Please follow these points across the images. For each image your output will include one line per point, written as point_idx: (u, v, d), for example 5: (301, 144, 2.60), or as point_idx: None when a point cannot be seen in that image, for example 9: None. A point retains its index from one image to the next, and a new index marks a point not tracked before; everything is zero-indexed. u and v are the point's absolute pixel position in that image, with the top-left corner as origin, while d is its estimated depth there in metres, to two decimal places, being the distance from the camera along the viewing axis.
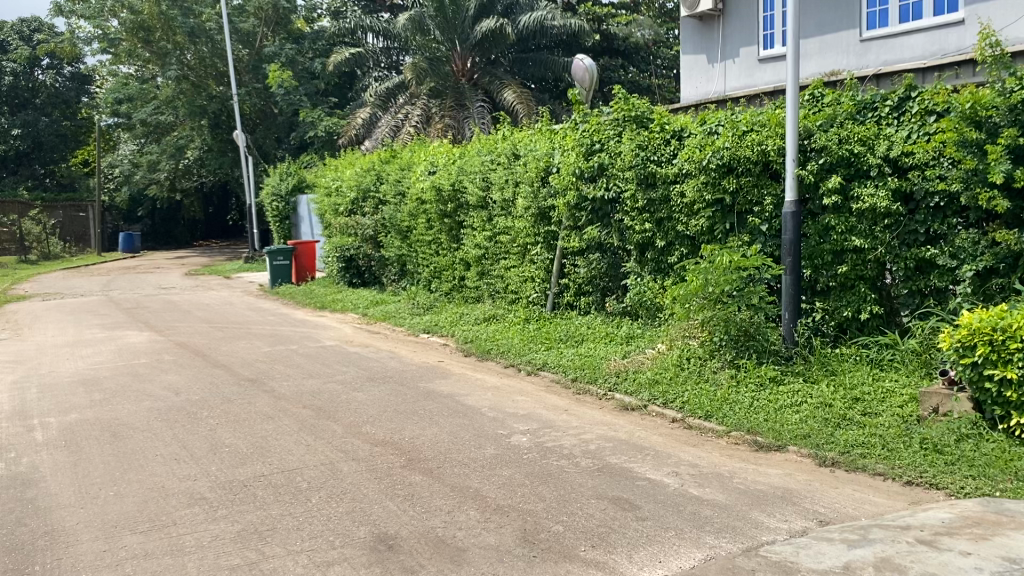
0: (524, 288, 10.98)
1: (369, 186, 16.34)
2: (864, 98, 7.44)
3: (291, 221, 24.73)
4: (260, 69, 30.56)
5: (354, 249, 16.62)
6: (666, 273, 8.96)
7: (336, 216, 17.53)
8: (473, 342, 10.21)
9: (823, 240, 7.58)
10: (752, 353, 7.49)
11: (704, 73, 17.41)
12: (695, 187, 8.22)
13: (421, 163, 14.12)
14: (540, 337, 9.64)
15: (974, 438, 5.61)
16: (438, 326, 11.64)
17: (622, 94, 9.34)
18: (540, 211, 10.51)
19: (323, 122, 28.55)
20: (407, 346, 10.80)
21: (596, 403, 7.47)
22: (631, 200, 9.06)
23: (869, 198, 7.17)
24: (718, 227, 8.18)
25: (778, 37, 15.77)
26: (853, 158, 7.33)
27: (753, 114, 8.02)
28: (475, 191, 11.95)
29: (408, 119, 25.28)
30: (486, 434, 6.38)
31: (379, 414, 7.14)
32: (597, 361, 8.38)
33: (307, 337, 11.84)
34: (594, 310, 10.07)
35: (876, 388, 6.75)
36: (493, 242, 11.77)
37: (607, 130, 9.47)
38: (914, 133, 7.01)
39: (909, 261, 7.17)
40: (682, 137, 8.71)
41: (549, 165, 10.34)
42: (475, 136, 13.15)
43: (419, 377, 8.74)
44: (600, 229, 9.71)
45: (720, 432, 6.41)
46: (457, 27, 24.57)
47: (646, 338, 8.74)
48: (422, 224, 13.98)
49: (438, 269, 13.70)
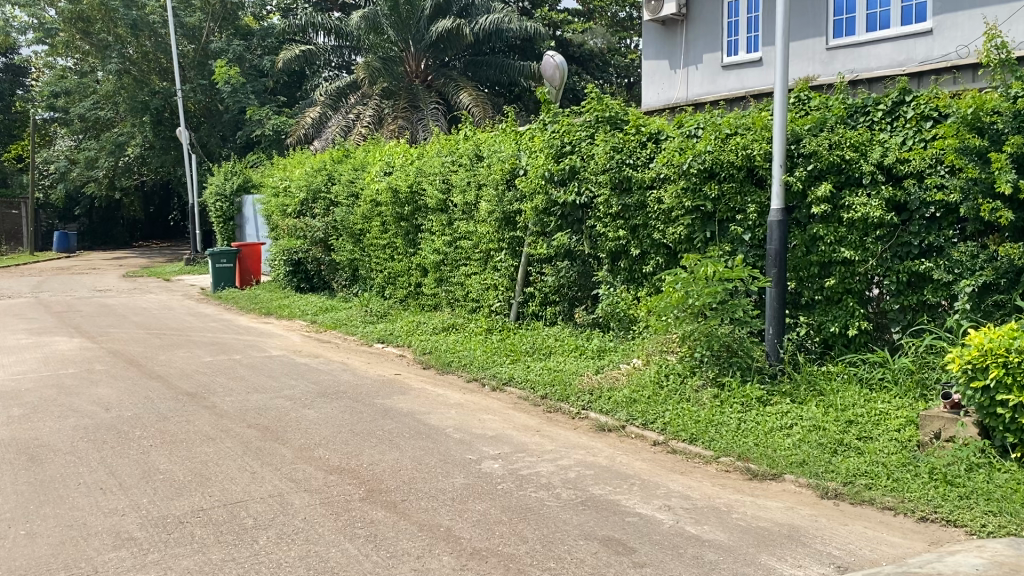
0: (486, 297, 10.42)
1: (320, 186, 15.59)
2: (855, 102, 7.07)
3: (235, 222, 23.78)
4: (205, 66, 29.50)
5: (302, 253, 15.83)
6: (641, 283, 8.48)
7: (284, 217, 16.72)
8: (432, 353, 9.60)
9: (810, 251, 7.16)
10: (736, 371, 7.02)
11: (666, 79, 17.00)
12: (674, 192, 7.74)
13: (376, 164, 13.45)
14: (505, 349, 9.06)
15: (986, 468, 5.20)
16: (394, 336, 10.98)
17: (595, 94, 8.83)
18: (505, 215, 9.97)
19: (270, 122, 27.61)
20: (361, 357, 10.14)
21: (570, 423, 6.91)
22: (605, 206, 8.55)
23: (861, 207, 6.76)
24: (698, 235, 7.71)
25: (742, 44, 15.51)
26: (843, 165, 6.91)
27: (737, 117, 7.56)
28: (434, 193, 11.37)
29: (359, 119, 24.48)
30: (453, 460, 5.78)
31: (333, 435, 6.48)
32: (568, 377, 7.82)
33: (252, 346, 11.08)
34: (561, 321, 9.54)
35: (869, 410, 6.31)
36: (453, 248, 11.20)
37: (578, 131, 8.96)
38: (910, 139, 6.63)
39: (902, 275, 6.74)
40: (658, 140, 8.25)
41: (515, 167, 9.81)
42: (434, 136, 12.53)
43: (374, 392, 8.08)
44: (570, 235, 9.21)
45: (708, 458, 5.90)
46: (412, 27, 23.92)
47: (620, 352, 8.23)
48: (376, 227, 13.32)
49: (393, 275, 13.05)
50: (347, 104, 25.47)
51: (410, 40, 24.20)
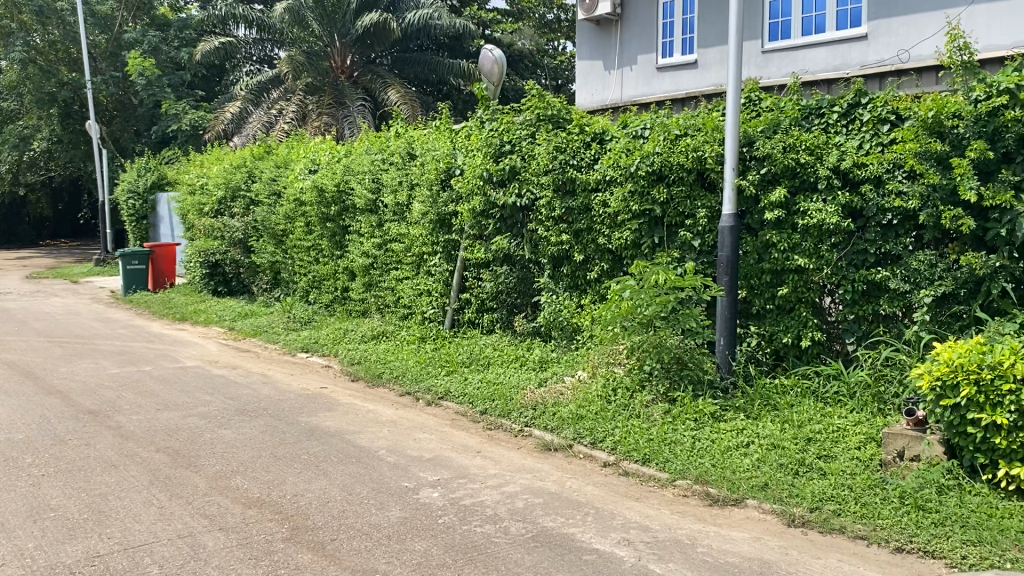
0: (419, 303, 9.88)
1: (239, 184, 14.77)
2: (809, 103, 6.78)
3: (149, 221, 22.63)
4: (118, 57, 28.13)
5: (220, 254, 14.95)
6: (585, 290, 8.07)
7: (200, 217, 15.82)
8: (361, 363, 9.00)
9: (762, 258, 6.85)
10: (688, 384, 6.62)
11: (600, 79, 16.68)
12: (621, 195, 7.35)
13: (300, 161, 12.75)
14: (440, 360, 8.53)
15: (956, 491, 4.91)
16: (319, 344, 10.32)
17: (536, 90, 8.37)
18: (440, 217, 9.47)
19: (188, 116, 26.41)
20: (283, 368, 9.47)
21: (513, 442, 6.43)
22: (547, 209, 8.12)
23: (817, 213, 6.46)
24: (645, 241, 7.33)
25: (677, 46, 15.30)
26: (798, 169, 6.60)
27: (686, 117, 7.17)
28: (363, 193, 10.78)
29: (282, 115, 23.52)
30: (388, 489, 5.23)
31: (253, 461, 5.85)
32: (509, 391, 7.33)
33: (164, 356, 10.27)
34: (500, 329, 9.08)
35: (827, 426, 5.99)
36: (383, 251, 10.62)
37: (518, 130, 8.49)
38: (866, 143, 6.37)
39: (858, 284, 6.47)
40: (603, 141, 7.87)
41: (450, 166, 9.33)
42: (362, 132, 11.92)
43: (298, 409, 7.46)
44: (509, 239, 8.74)
45: (663, 481, 5.49)
46: (338, 22, 23.28)
47: (563, 364, 7.79)
48: (300, 228, 12.62)
49: (319, 279, 12.36)
50: (269, 99, 24.49)
51: (335, 34, 23.48)
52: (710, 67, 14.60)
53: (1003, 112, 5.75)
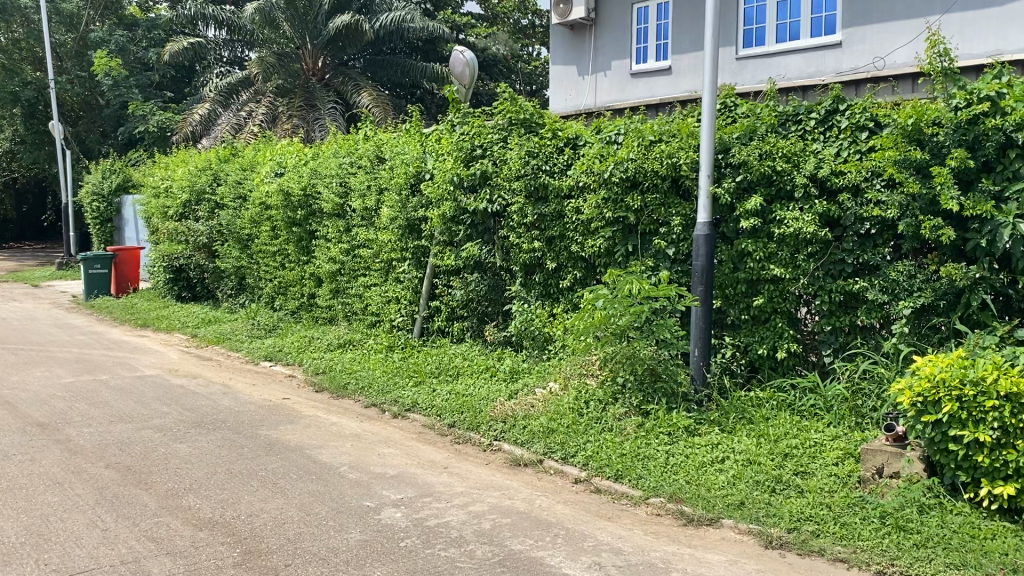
0: (387, 310, 9.63)
1: (204, 187, 14.43)
2: (786, 110, 6.62)
3: (114, 224, 22.15)
4: (84, 56, 27.63)
5: (184, 259, 14.59)
6: (557, 299, 7.86)
7: (164, 220, 15.44)
8: (326, 374, 8.74)
9: (738, 268, 6.68)
10: (662, 397, 6.41)
11: (574, 85, 16.51)
12: (594, 202, 7.16)
13: (266, 164, 12.46)
14: (407, 370, 8.28)
15: (937, 510, 4.75)
16: (283, 353, 10.03)
17: (509, 94, 8.18)
18: (409, 222, 9.24)
19: (155, 117, 25.92)
20: (245, 378, 9.18)
21: (481, 457, 6.20)
22: (518, 215, 7.91)
23: (794, 222, 6.30)
24: (619, 249, 7.15)
25: (651, 52, 15.14)
26: (774, 176, 6.44)
27: (661, 123, 6.99)
28: (331, 197, 10.52)
29: (251, 117, 23.12)
30: (348, 509, 4.98)
31: (207, 478, 5.57)
32: (478, 403, 7.10)
33: (122, 364, 9.92)
34: (470, 338, 8.85)
35: (804, 441, 5.82)
36: (351, 257, 10.36)
37: (490, 134, 8.29)
38: (844, 150, 6.22)
39: (835, 295, 6.32)
40: (577, 146, 7.68)
41: (420, 171, 9.12)
42: (331, 136, 11.67)
43: (258, 422, 7.18)
44: (480, 246, 8.52)
45: (636, 499, 5.29)
46: (310, 23, 22.91)
47: (535, 375, 7.57)
48: (266, 233, 12.32)
49: (284, 285, 12.07)
50: (238, 102, 24.09)
51: (307, 36, 23.08)
52: (684, 73, 14.48)
53: (984, 120, 5.63)
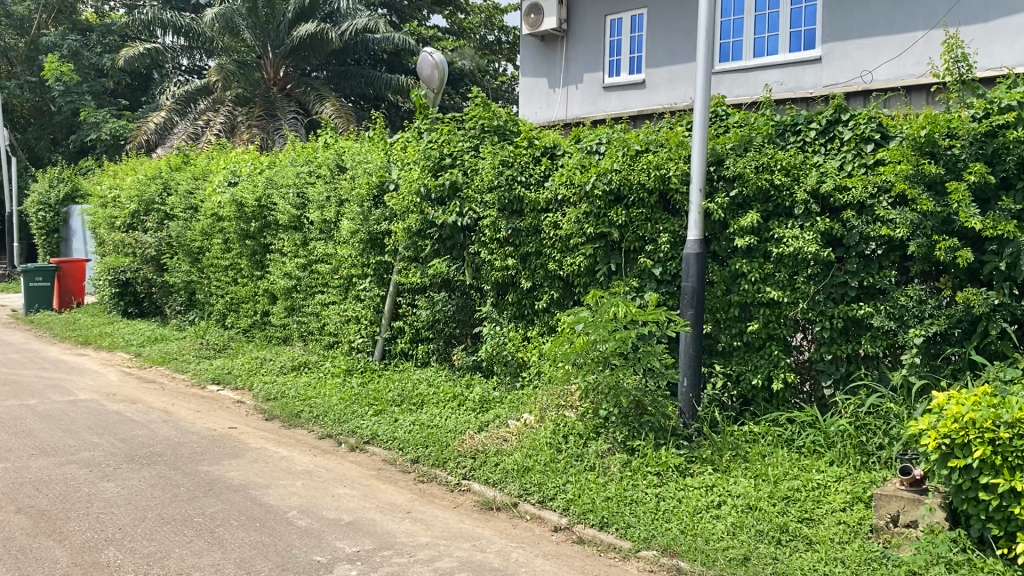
0: (346, 331, 8.95)
1: (153, 197, 13.62)
2: (784, 119, 6.11)
3: (61, 235, 21.15)
4: (35, 61, 26.73)
5: (130, 272, 13.78)
6: (531, 321, 7.25)
7: (110, 231, 14.60)
8: (278, 400, 8.05)
9: (730, 290, 6.13)
10: (649, 432, 5.79)
11: (544, 98, 15.97)
12: (574, 217, 6.58)
13: (219, 173, 11.76)
14: (367, 397, 7.61)
15: (967, 568, 4.19)
16: (232, 376, 9.30)
17: (481, 98, 7.57)
18: (371, 236, 8.60)
19: (108, 124, 24.95)
20: (189, 403, 8.43)
21: (448, 499, 5.54)
22: (490, 229, 7.30)
23: (793, 241, 5.76)
24: (601, 268, 6.56)
25: (625, 64, 14.65)
26: (772, 191, 5.91)
27: (648, 131, 6.43)
28: (286, 209, 9.87)
29: (209, 126, 22.28)
30: (296, 566, 4.30)
31: (133, 527, 4.83)
32: (445, 435, 6.44)
33: (55, 387, 9.09)
34: (435, 362, 8.21)
35: (807, 482, 5.24)
36: (308, 272, 9.68)
37: (460, 141, 7.68)
38: (848, 164, 5.73)
39: (837, 321, 5.79)
40: (554, 156, 7.10)
41: (384, 181, 8.49)
42: (288, 144, 11.00)
43: (199, 456, 6.44)
44: (448, 262, 7.89)
45: (625, 551, 4.67)
46: (271, 32, 22.18)
47: (507, 404, 6.94)
48: (218, 246, 11.58)
49: (236, 301, 11.34)
50: (196, 111, 23.21)
51: (268, 45, 22.41)
52: (659, 87, 14.02)
53: (1004, 132, 5.18)
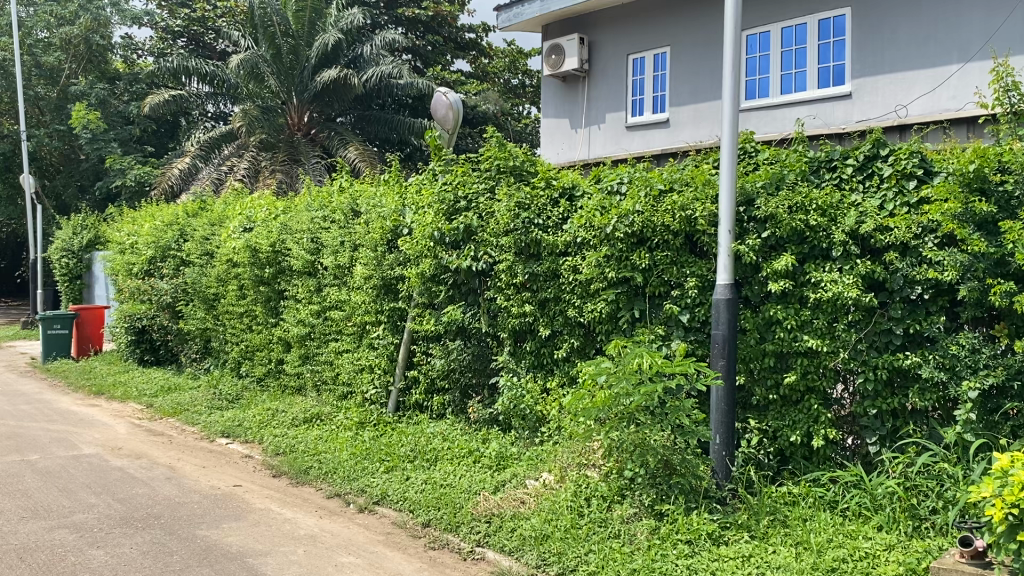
0: (359, 381, 8.57)
1: (170, 243, 13.47)
2: (817, 155, 5.72)
3: (83, 281, 21.12)
4: (64, 110, 27.12)
5: (147, 319, 13.60)
6: (551, 371, 6.83)
7: (128, 277, 14.43)
8: (286, 455, 7.68)
9: (764, 338, 5.69)
10: (679, 495, 5.32)
11: (565, 138, 15.67)
12: (595, 260, 6.19)
13: (235, 218, 11.56)
14: (378, 453, 7.21)
15: None
16: (243, 428, 8.94)
17: (496, 138, 7.21)
18: (385, 282, 8.27)
19: (133, 171, 25.07)
20: (195, 458, 8.08)
21: (459, 569, 5.11)
22: (507, 274, 6.95)
23: (831, 285, 5.34)
24: (623, 315, 6.15)
25: (648, 103, 14.34)
26: (807, 232, 5.50)
27: (672, 169, 6.05)
28: (301, 254, 9.60)
29: (232, 171, 22.26)
30: None
31: None
32: (458, 496, 6.02)
33: (59, 440, 8.79)
34: (451, 414, 7.80)
35: (855, 551, 4.73)
36: (322, 319, 9.35)
37: (475, 183, 7.35)
38: (888, 203, 5.32)
39: (882, 372, 5.34)
40: (573, 197, 6.75)
41: (398, 225, 8.17)
42: (304, 188, 10.77)
43: (198, 519, 6.08)
44: (463, 309, 7.54)
45: None
46: (296, 78, 22.26)
47: (525, 462, 6.50)
48: (232, 293, 11.32)
49: (251, 349, 11.04)
50: (220, 156, 23.26)
51: (293, 90, 22.43)
52: (683, 126, 13.69)
53: None
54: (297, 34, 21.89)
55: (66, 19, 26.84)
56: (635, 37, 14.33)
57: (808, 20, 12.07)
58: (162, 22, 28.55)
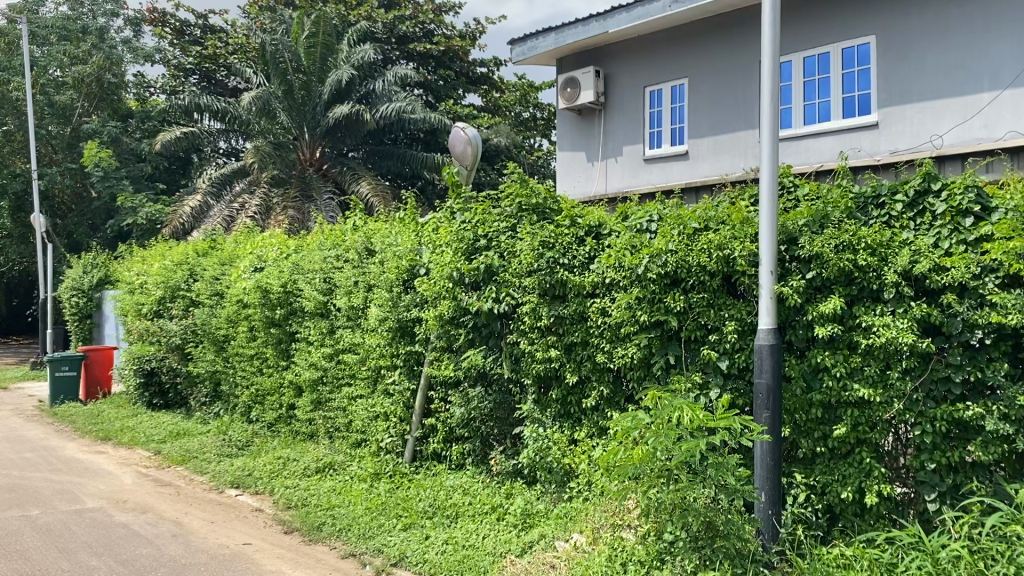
0: (374, 429, 8.19)
1: (179, 283, 13.19)
2: (863, 191, 5.36)
3: (93, 320, 20.89)
4: (76, 148, 27.15)
5: (156, 361, 13.30)
6: (579, 420, 6.45)
7: (137, 317, 14.15)
8: (299, 510, 7.29)
9: (811, 387, 5.30)
10: (724, 560, 4.88)
11: (582, 171, 15.36)
12: (625, 302, 5.83)
13: (245, 258, 11.27)
14: (394, 509, 6.81)
15: None
16: (253, 478, 8.56)
17: (518, 174, 6.87)
18: (401, 324, 7.93)
19: (145, 209, 24.95)
20: (204, 512, 7.68)
21: None
22: (530, 317, 6.58)
23: (884, 330, 4.96)
24: (657, 361, 5.78)
25: (666, 135, 14.05)
26: (855, 273, 5.13)
27: (707, 206, 5.70)
28: (313, 295, 9.28)
29: (244, 208, 22.07)
30: None
31: None
32: (482, 560, 5.64)
33: (62, 492, 8.43)
34: (471, 465, 7.40)
35: None
36: (335, 362, 9.00)
37: (495, 221, 7.00)
38: (944, 241, 4.95)
39: (941, 424, 4.93)
40: (600, 236, 6.41)
41: (414, 265, 7.83)
42: (316, 226, 10.47)
43: None
44: (484, 353, 7.18)
45: None
46: (308, 113, 22.14)
47: (553, 521, 6.10)
48: (243, 334, 11.00)
49: (262, 393, 10.68)
50: (231, 193, 23.10)
51: (305, 126, 22.30)
52: (703, 158, 13.38)
53: None
54: (309, 70, 21.90)
55: (79, 58, 26.93)
56: (652, 68, 14.06)
57: (830, 50, 11.79)
58: (174, 60, 28.60)
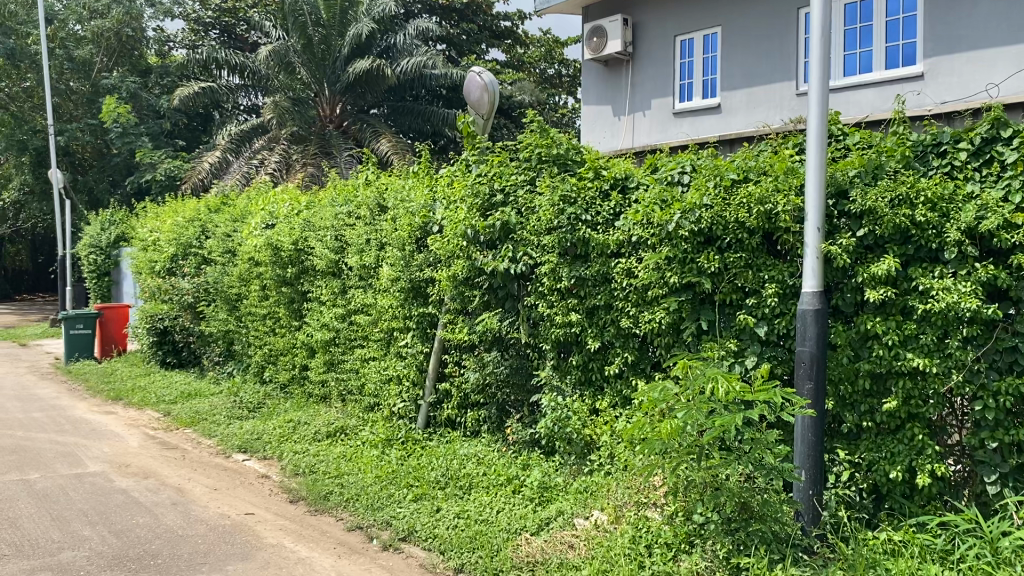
0: (385, 394, 7.80)
1: (191, 240, 12.82)
2: (921, 138, 4.81)
3: (111, 277, 20.71)
4: (95, 103, 26.80)
5: (169, 320, 13.01)
6: (601, 388, 6.01)
7: (150, 275, 13.83)
8: (305, 478, 6.94)
9: (858, 356, 4.81)
10: (760, 545, 4.44)
11: (608, 126, 14.74)
12: (654, 263, 5.34)
13: (256, 214, 10.86)
14: (403, 479, 6.42)
15: None
16: (262, 443, 8.22)
17: (538, 123, 6.34)
18: (413, 284, 7.49)
19: (163, 165, 24.60)
20: (208, 478, 7.35)
21: None
22: (550, 278, 6.12)
23: (943, 294, 4.44)
24: (687, 326, 5.31)
25: (697, 87, 13.39)
26: (911, 230, 4.60)
27: (747, 155, 5.17)
28: (325, 253, 8.86)
29: (263, 165, 21.69)
30: None
31: None
32: (495, 537, 5.25)
33: (65, 455, 8.15)
34: (487, 433, 6.99)
35: None
36: (347, 323, 8.59)
37: (513, 174, 6.51)
38: (1014, 194, 4.40)
39: (1007, 398, 4.41)
40: (626, 189, 5.89)
41: (427, 221, 7.37)
42: (329, 181, 10.03)
43: (201, 559, 5.33)
44: (500, 316, 6.71)
45: None
46: (327, 68, 21.56)
47: (573, 496, 5.69)
48: (254, 294, 10.64)
49: (274, 353, 10.30)
50: (250, 149, 22.70)
51: (324, 81, 21.77)
52: (736, 112, 12.75)
53: None
54: (328, 23, 21.05)
55: (97, 12, 26.49)
56: (683, 16, 13.36)
57: None
58: (193, 13, 28.02)
